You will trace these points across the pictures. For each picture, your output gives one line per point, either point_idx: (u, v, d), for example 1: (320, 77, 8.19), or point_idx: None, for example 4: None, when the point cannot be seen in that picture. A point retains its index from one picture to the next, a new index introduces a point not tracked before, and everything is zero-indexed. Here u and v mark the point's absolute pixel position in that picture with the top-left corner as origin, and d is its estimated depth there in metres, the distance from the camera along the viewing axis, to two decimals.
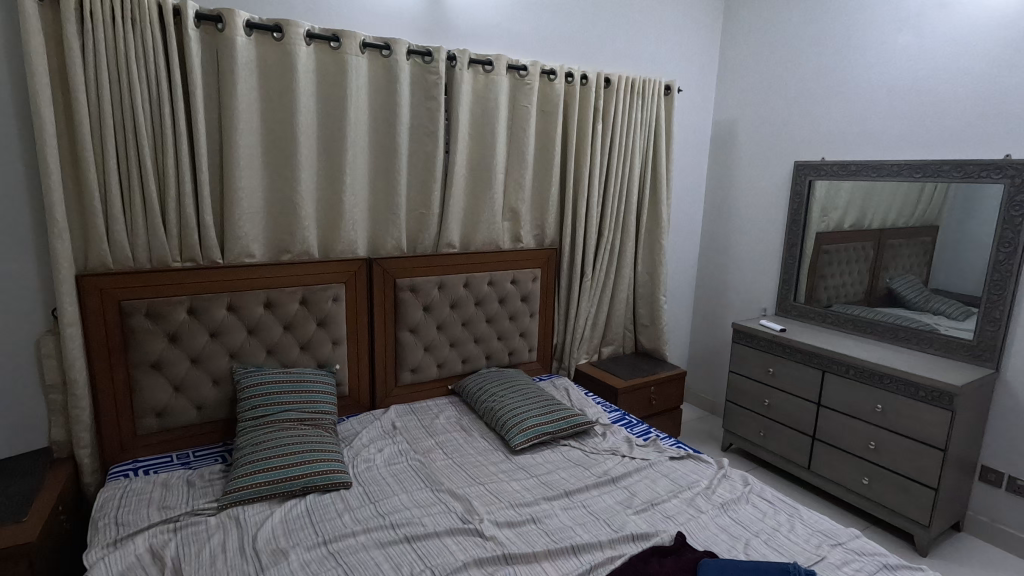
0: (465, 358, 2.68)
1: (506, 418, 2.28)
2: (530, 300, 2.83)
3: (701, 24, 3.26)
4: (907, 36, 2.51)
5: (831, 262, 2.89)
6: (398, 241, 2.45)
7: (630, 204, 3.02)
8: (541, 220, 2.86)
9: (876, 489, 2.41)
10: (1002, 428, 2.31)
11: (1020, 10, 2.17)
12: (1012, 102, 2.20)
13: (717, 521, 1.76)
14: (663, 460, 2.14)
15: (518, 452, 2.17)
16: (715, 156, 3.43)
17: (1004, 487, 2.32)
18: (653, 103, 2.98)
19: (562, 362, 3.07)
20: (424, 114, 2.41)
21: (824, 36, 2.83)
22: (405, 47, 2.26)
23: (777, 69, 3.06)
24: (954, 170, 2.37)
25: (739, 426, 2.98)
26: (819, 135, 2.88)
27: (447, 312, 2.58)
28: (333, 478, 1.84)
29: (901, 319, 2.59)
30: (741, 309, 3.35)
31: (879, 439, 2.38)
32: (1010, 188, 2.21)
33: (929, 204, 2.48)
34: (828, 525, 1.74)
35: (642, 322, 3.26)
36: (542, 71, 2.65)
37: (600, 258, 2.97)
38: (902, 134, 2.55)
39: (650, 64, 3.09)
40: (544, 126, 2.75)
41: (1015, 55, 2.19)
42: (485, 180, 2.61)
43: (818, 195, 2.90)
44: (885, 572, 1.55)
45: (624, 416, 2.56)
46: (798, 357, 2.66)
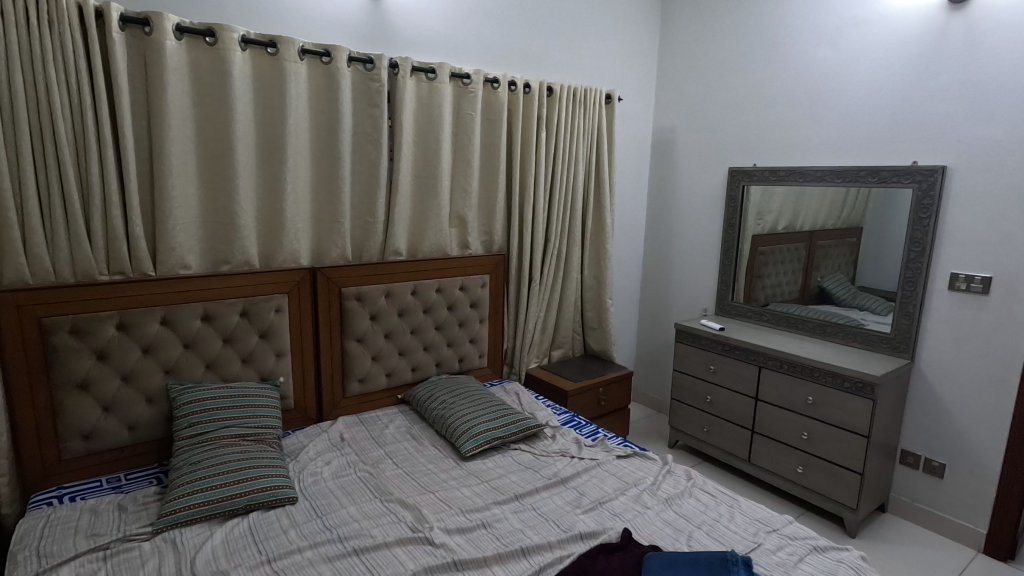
0: (414, 366, 2.66)
1: (456, 425, 2.28)
2: (479, 306, 2.84)
3: (639, 35, 3.38)
4: (826, 51, 2.69)
5: (766, 263, 3.04)
6: (343, 250, 2.42)
7: (575, 209, 3.09)
8: (488, 227, 2.88)
9: (810, 477, 2.54)
10: (919, 415, 2.49)
11: (921, 29, 2.37)
12: (917, 114, 2.40)
13: (661, 516, 1.82)
14: (611, 459, 2.19)
15: (469, 458, 2.17)
16: (656, 163, 3.56)
17: (921, 469, 2.50)
18: (595, 111, 3.07)
19: (513, 367, 3.09)
20: (367, 120, 2.39)
21: (753, 50, 3.00)
22: (346, 54, 2.24)
23: (711, 80, 3.21)
24: (871, 176, 2.54)
25: (684, 423, 3.08)
26: (751, 142, 3.03)
27: (395, 320, 2.56)
28: (279, 494, 1.79)
29: (830, 316, 2.76)
30: (684, 310, 3.47)
31: (811, 429, 2.52)
32: (918, 192, 2.40)
33: (853, 207, 2.64)
34: (764, 513, 1.83)
35: (590, 325, 3.34)
36: (485, 79, 2.68)
37: (547, 262, 3.02)
38: (825, 141, 2.72)
39: (591, 73, 3.18)
40: (489, 133, 2.77)
41: (917, 71, 2.39)
42: (431, 187, 2.61)
43: (752, 199, 3.05)
44: (816, 554, 1.64)
45: (574, 418, 2.61)
46: (736, 355, 2.79)
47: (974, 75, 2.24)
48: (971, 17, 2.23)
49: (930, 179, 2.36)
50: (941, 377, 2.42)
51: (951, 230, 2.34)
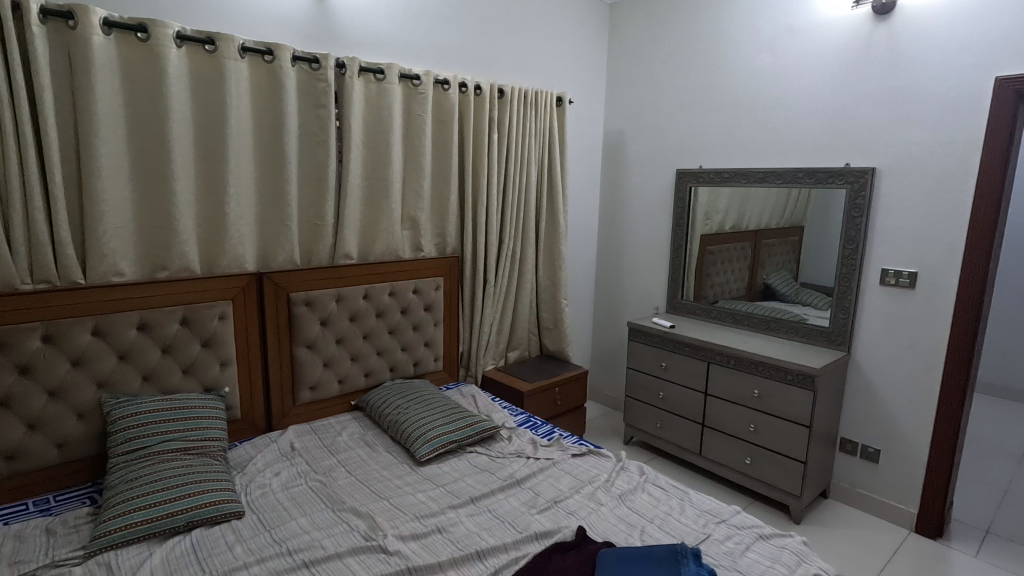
0: (368, 372, 2.61)
1: (411, 430, 2.25)
2: (434, 309, 2.82)
3: (589, 40, 3.43)
4: (764, 57, 2.81)
5: (714, 261, 3.13)
6: (290, 254, 2.35)
7: (528, 210, 3.10)
8: (441, 229, 2.86)
9: (757, 467, 2.64)
10: (855, 403, 2.62)
11: (850, 39, 2.50)
12: (849, 119, 2.53)
13: (615, 512, 1.85)
14: (566, 458, 2.21)
15: (424, 462, 2.15)
16: (607, 165, 3.62)
17: (858, 455, 2.63)
18: (546, 114, 3.09)
19: (469, 370, 3.08)
20: (314, 121, 2.33)
21: (697, 55, 3.09)
22: (289, 53, 2.19)
23: (658, 84, 3.29)
24: (808, 177, 2.67)
25: (639, 420, 3.14)
26: (697, 145, 3.13)
27: (347, 325, 2.50)
28: (224, 508, 1.72)
29: (774, 311, 2.87)
30: (637, 309, 3.54)
31: (757, 421, 2.61)
32: (850, 192, 2.53)
33: (795, 207, 2.75)
34: (713, 505, 1.88)
35: (546, 325, 3.36)
36: (435, 80, 2.67)
37: (502, 264, 3.03)
38: (765, 144, 2.83)
39: (542, 76, 3.21)
40: (441, 134, 2.76)
41: (848, 78, 2.52)
42: (382, 189, 2.57)
43: (700, 200, 3.14)
44: (761, 542, 1.70)
45: (530, 418, 2.62)
46: (686, 351, 2.87)
47: (898, 83, 2.37)
48: (894, 28, 2.37)
49: (861, 180, 2.49)
50: (875, 368, 2.55)
51: (881, 228, 2.48)
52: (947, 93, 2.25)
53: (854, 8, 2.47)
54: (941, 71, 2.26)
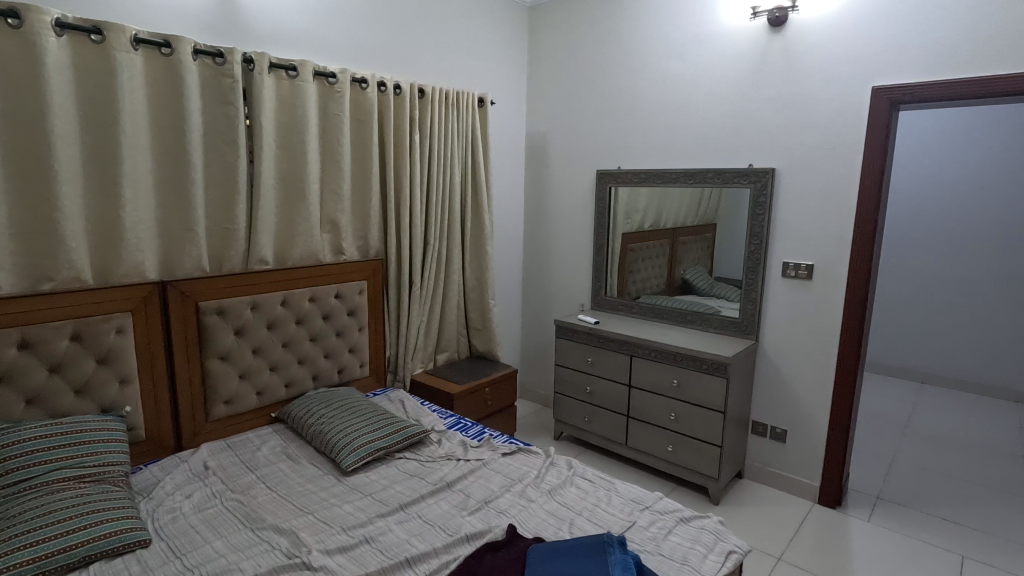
0: (289, 382, 2.50)
1: (336, 440, 2.17)
2: (358, 314, 2.74)
3: (509, 41, 3.47)
4: (674, 63, 2.95)
5: (636, 258, 3.24)
6: (199, 260, 2.20)
7: (453, 211, 3.09)
8: (364, 231, 2.78)
9: (678, 454, 2.77)
10: (764, 388, 2.81)
11: (749, 49, 2.68)
12: (751, 123, 2.71)
13: (545, 507, 1.88)
14: (496, 457, 2.22)
15: (350, 472, 2.08)
16: (530, 165, 3.67)
17: (768, 436, 2.83)
18: (468, 114, 3.09)
19: (397, 374, 3.02)
20: (220, 119, 2.19)
21: (612, 60, 3.20)
22: (190, 45, 2.05)
23: (576, 87, 3.38)
24: (717, 177, 2.83)
25: (568, 415, 3.21)
26: (615, 147, 3.24)
27: (264, 333, 2.38)
28: (127, 538, 1.58)
29: (690, 305, 3.02)
30: (563, 307, 3.62)
31: (678, 410, 2.74)
32: (754, 191, 2.71)
33: (707, 206, 2.90)
34: (637, 493, 1.96)
35: (474, 326, 3.36)
36: (353, 79, 2.59)
37: (427, 266, 3.00)
38: (678, 146, 2.98)
39: (463, 77, 3.21)
40: (360, 135, 2.68)
41: (748, 84, 2.70)
42: (298, 191, 2.46)
43: (620, 200, 3.25)
44: (682, 525, 1.79)
45: (460, 420, 2.61)
46: (610, 346, 2.96)
47: (791, 89, 2.57)
48: (787, 39, 2.56)
49: (763, 180, 2.67)
50: (780, 354, 2.75)
51: (781, 224, 2.67)
52: (834, 100, 2.46)
53: (752, 20, 2.66)
54: (827, 79, 2.47)
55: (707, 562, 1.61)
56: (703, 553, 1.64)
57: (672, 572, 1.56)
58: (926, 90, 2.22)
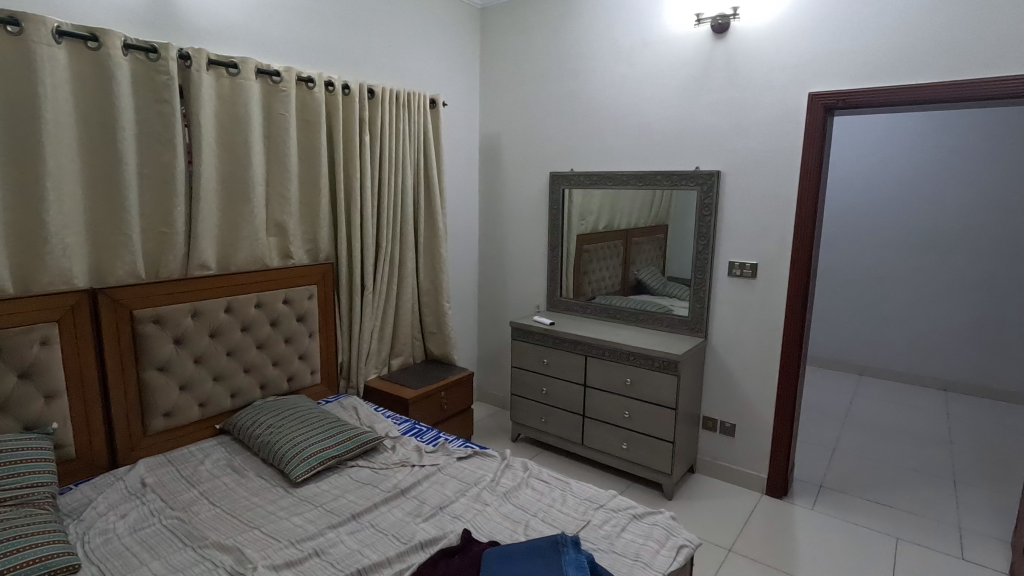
0: (234, 392, 2.41)
1: (284, 450, 2.10)
2: (308, 319, 2.67)
3: (460, 42, 3.45)
4: (623, 67, 3.00)
5: (590, 259, 3.27)
6: (133, 266, 2.09)
7: (405, 213, 3.05)
8: (313, 235, 2.71)
9: (633, 451, 2.81)
10: (713, 384, 2.89)
11: (692, 55, 2.76)
12: (697, 126, 2.79)
13: (500, 511, 1.87)
14: (451, 462, 2.20)
15: (299, 483, 2.02)
16: (484, 167, 3.67)
17: (718, 430, 2.91)
18: (419, 115, 3.06)
19: (350, 381, 2.95)
20: (154, 118, 2.09)
21: (563, 63, 3.23)
22: (119, 40, 1.94)
23: (528, 88, 3.39)
24: (666, 180, 2.90)
25: (525, 417, 3.22)
26: (567, 149, 3.27)
27: (207, 342, 2.28)
28: (54, 565, 1.47)
29: (643, 304, 3.07)
30: (519, 309, 3.63)
31: (631, 408, 2.79)
32: (700, 193, 2.79)
33: (658, 208, 2.96)
34: (592, 491, 1.97)
35: (429, 329, 3.32)
36: (298, 78, 2.52)
37: (379, 269, 2.94)
38: (627, 148, 3.03)
39: (413, 78, 3.17)
40: (307, 135, 2.61)
41: (693, 89, 2.78)
42: (241, 193, 2.37)
43: (574, 201, 3.28)
44: (635, 521, 1.81)
45: (415, 425, 2.57)
46: (565, 346, 2.99)
47: (734, 95, 2.66)
48: (729, 46, 2.65)
49: (709, 182, 2.75)
50: (727, 351, 2.84)
51: (727, 225, 2.76)
52: (773, 105, 2.56)
53: (696, 27, 2.73)
54: (767, 85, 2.56)
55: (660, 557, 1.64)
56: (655, 549, 1.67)
57: (625, 569, 1.58)
58: (857, 97, 2.34)
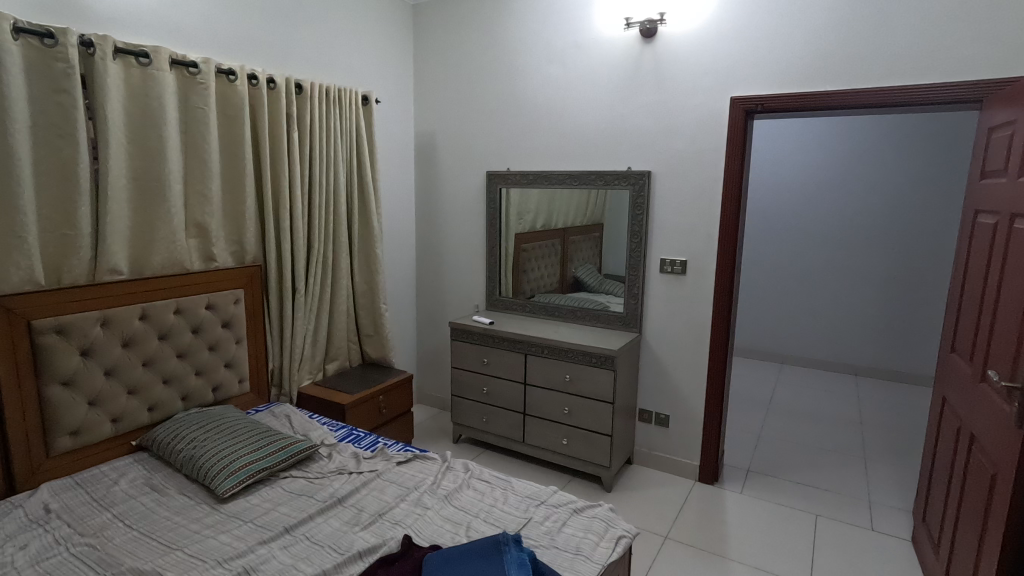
0: (153, 405, 2.24)
1: (210, 465, 1.98)
2: (234, 325, 2.53)
3: (392, 38, 3.38)
4: (556, 68, 3.04)
5: (529, 258, 3.29)
6: (30, 272, 1.90)
7: (338, 213, 2.96)
8: (238, 236, 2.57)
9: (573, 446, 2.86)
10: (648, 378, 2.99)
11: (621, 59, 2.84)
12: (628, 128, 2.87)
13: (441, 514, 1.84)
14: (390, 467, 2.15)
15: (227, 499, 1.91)
16: (419, 166, 3.61)
17: (653, 422, 3.01)
18: (351, 112, 2.97)
19: (282, 388, 2.83)
20: (53, 109, 1.91)
21: (498, 62, 3.23)
22: (8, 23, 1.76)
23: (463, 87, 3.37)
24: (599, 180, 2.96)
25: (466, 417, 3.20)
26: (503, 148, 3.28)
27: (120, 352, 2.12)
28: None
29: (581, 302, 3.12)
30: (458, 309, 3.60)
31: (571, 404, 2.83)
32: (632, 192, 2.87)
33: (593, 207, 3.02)
34: (533, 488, 1.99)
35: (366, 332, 3.24)
36: (218, 70, 2.38)
37: (311, 271, 2.83)
38: (562, 148, 3.08)
39: (344, 74, 3.08)
40: (229, 131, 2.47)
41: (623, 91, 2.85)
42: (156, 191, 2.21)
43: (511, 200, 3.29)
44: (576, 516, 1.84)
45: (352, 431, 2.49)
46: (505, 345, 2.99)
47: (662, 98, 2.76)
48: (657, 51, 2.74)
49: (640, 182, 2.84)
50: (661, 345, 2.94)
51: (658, 223, 2.85)
52: (698, 107, 2.67)
53: (625, 30, 2.81)
54: (693, 88, 2.67)
55: (599, 549, 1.67)
56: (595, 542, 1.70)
57: (566, 564, 1.60)
58: (774, 102, 2.49)
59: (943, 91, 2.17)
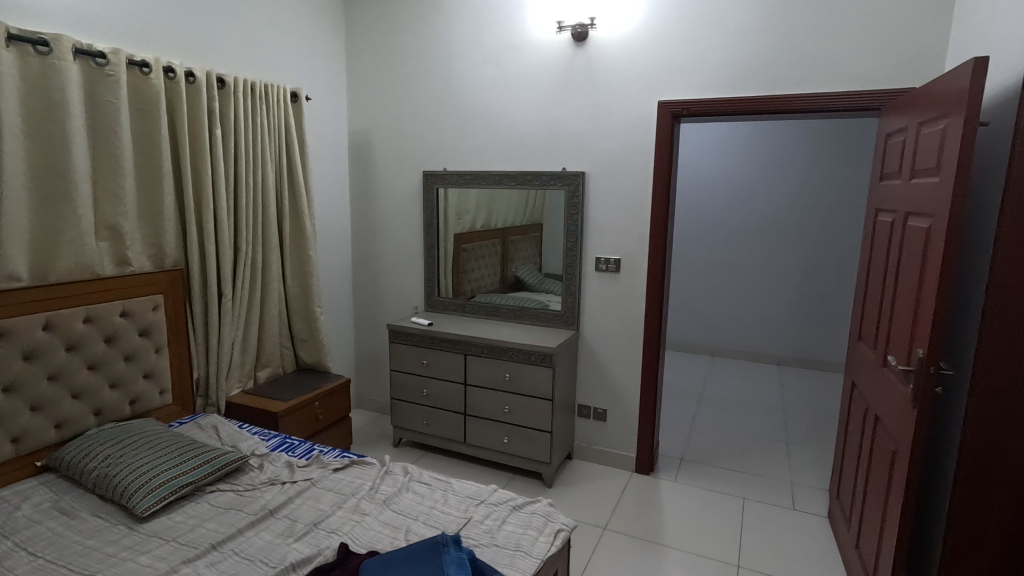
0: (60, 421, 2.08)
1: (127, 483, 1.85)
2: (153, 333, 2.39)
3: (323, 33, 3.29)
4: (491, 68, 3.05)
5: (468, 258, 3.28)
6: None
7: (266, 213, 2.84)
8: (156, 238, 2.42)
9: (514, 444, 2.88)
10: (586, 373, 3.06)
11: (554, 62, 2.89)
12: (562, 129, 2.92)
13: (379, 519, 1.81)
14: (326, 474, 2.09)
15: (146, 518, 1.79)
16: (353, 165, 3.53)
17: (592, 417, 3.08)
18: (279, 109, 2.87)
19: (208, 399, 2.69)
20: None
21: (432, 61, 3.20)
22: None
23: (397, 85, 3.32)
24: (536, 180, 3.00)
25: (406, 420, 3.15)
26: (439, 148, 3.26)
27: (20, 366, 1.94)
28: None
29: (521, 301, 3.15)
30: (397, 311, 3.55)
31: (511, 402, 2.85)
32: (567, 193, 2.93)
33: (531, 207, 3.05)
34: (473, 488, 1.99)
35: (299, 337, 3.13)
36: (129, 61, 2.23)
37: (239, 274, 2.70)
38: (499, 149, 3.09)
39: (271, 70, 2.97)
40: (144, 126, 2.32)
41: (557, 93, 2.90)
42: (61, 190, 2.05)
43: (449, 200, 3.27)
44: (516, 513, 1.85)
45: (286, 440, 2.40)
46: (444, 346, 2.97)
47: (594, 100, 2.82)
48: (588, 54, 2.81)
49: (575, 183, 2.90)
50: (598, 341, 3.01)
51: (593, 223, 2.92)
52: (628, 111, 2.76)
53: (557, 34, 2.86)
54: (623, 92, 2.76)
55: (539, 544, 1.70)
56: (534, 537, 1.72)
57: (505, 560, 1.61)
58: (698, 107, 2.61)
59: (849, 99, 2.35)
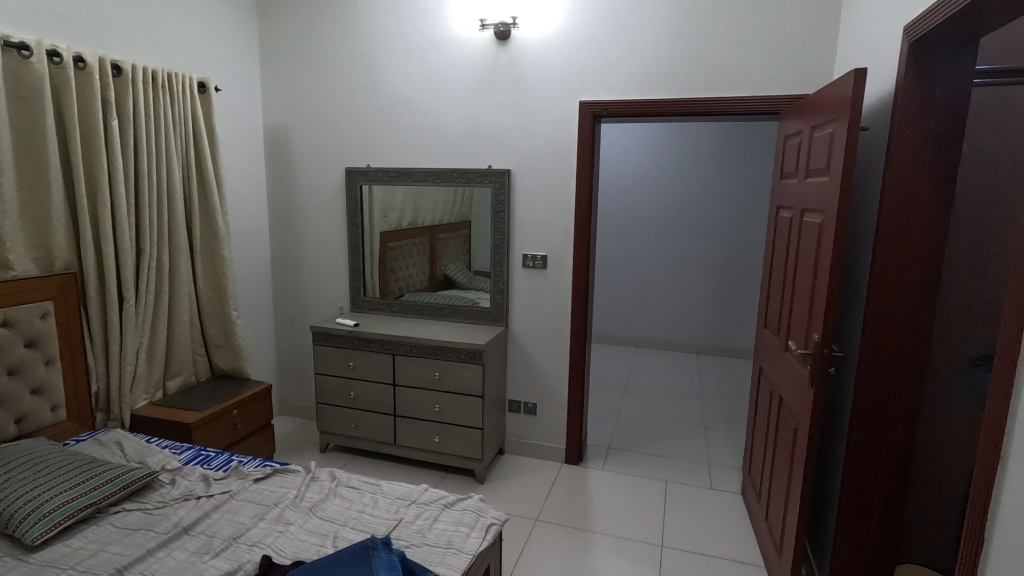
0: None
1: (13, 509, 1.67)
2: (42, 343, 2.17)
3: (232, 21, 3.10)
4: (414, 64, 3.01)
5: (395, 256, 3.23)
6: None
7: (172, 211, 2.65)
8: (43, 239, 2.20)
9: (445, 443, 2.87)
10: (516, 369, 3.10)
11: (478, 60, 2.89)
12: (487, 127, 2.93)
13: (305, 527, 1.75)
14: (246, 486, 1.99)
15: (38, 547, 1.63)
16: (270, 161, 3.37)
17: (522, 412, 3.12)
18: (185, 100, 2.68)
19: (110, 413, 2.48)
20: None
21: (352, 55, 3.11)
22: None
23: (315, 79, 3.20)
24: (462, 177, 2.99)
25: (333, 425, 3.06)
26: (362, 144, 3.18)
27: None
28: None
29: (449, 299, 3.14)
30: (321, 312, 3.43)
31: (441, 401, 2.84)
32: (494, 190, 2.95)
33: (457, 204, 3.04)
34: (403, 489, 1.96)
35: (213, 342, 2.95)
36: (5, 43, 2.00)
37: (142, 277, 2.51)
38: (424, 146, 3.06)
39: (175, 58, 2.77)
40: (24, 115, 2.10)
41: (481, 91, 2.91)
42: None
43: (373, 198, 3.19)
44: (448, 510, 1.85)
45: (201, 452, 2.26)
46: (371, 347, 2.91)
47: (518, 100, 2.86)
48: (511, 54, 2.84)
49: (501, 180, 2.92)
50: (526, 336, 3.06)
51: (519, 220, 2.96)
52: (551, 111, 2.81)
53: (480, 32, 2.86)
54: (546, 92, 2.81)
55: (470, 540, 1.70)
56: (466, 533, 1.73)
57: (437, 559, 1.61)
58: (617, 108, 2.70)
59: (752, 103, 2.52)
